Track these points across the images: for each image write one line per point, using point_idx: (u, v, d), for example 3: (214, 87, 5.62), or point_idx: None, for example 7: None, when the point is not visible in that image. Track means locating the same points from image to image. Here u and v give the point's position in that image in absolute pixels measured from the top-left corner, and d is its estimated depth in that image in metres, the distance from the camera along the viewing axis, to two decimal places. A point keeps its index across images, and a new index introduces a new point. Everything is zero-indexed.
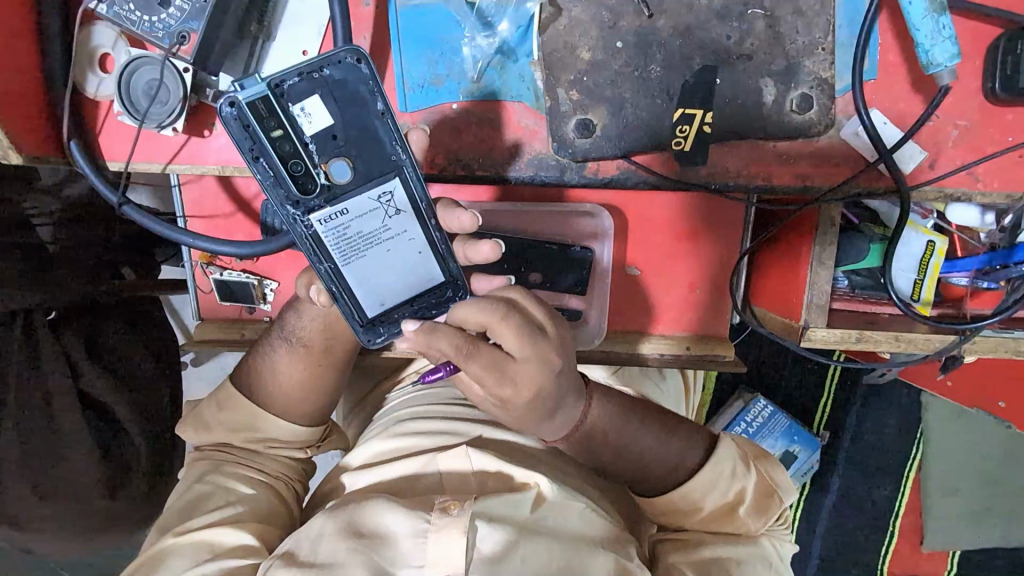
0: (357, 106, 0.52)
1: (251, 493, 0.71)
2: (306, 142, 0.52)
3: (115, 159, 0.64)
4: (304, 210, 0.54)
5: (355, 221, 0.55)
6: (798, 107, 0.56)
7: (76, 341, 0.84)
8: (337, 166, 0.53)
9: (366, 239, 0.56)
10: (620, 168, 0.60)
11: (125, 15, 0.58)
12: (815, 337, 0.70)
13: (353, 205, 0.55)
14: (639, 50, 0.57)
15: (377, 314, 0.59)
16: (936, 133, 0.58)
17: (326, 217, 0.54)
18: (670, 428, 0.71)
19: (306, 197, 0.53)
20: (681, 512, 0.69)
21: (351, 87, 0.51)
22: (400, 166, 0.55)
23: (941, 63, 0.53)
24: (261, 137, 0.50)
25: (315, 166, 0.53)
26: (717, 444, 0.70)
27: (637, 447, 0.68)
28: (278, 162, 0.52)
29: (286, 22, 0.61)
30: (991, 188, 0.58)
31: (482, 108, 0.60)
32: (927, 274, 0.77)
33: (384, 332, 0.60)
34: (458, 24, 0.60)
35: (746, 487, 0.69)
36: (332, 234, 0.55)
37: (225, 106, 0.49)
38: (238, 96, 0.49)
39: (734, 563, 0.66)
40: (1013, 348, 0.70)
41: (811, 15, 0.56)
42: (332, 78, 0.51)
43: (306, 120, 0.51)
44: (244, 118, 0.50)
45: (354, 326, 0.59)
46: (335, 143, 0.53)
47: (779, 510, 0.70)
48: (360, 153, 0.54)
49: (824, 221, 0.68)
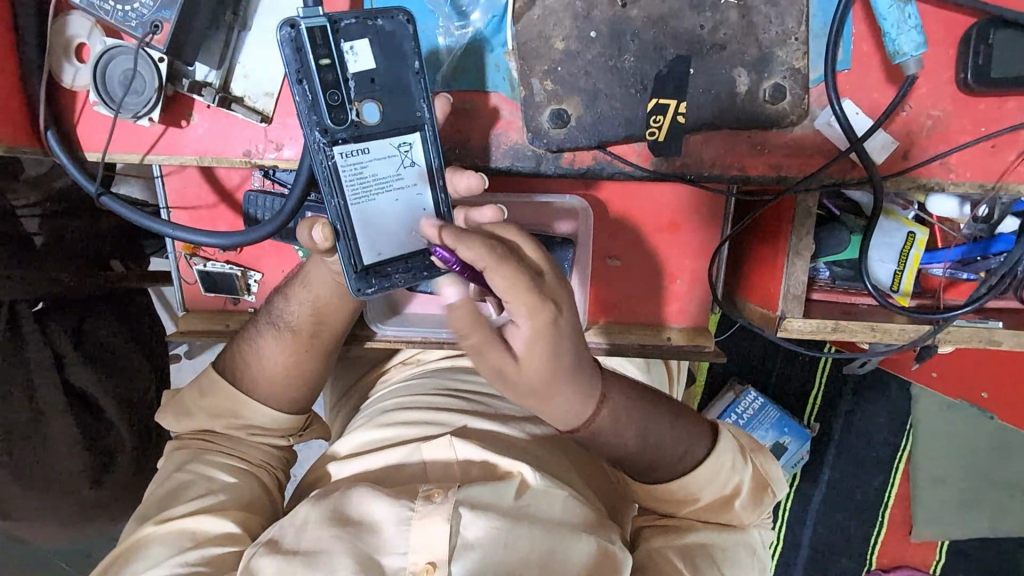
0: (398, 56, 0.54)
1: (232, 482, 0.71)
2: (348, 78, 0.53)
3: (92, 150, 0.64)
4: (330, 139, 0.54)
5: (374, 162, 0.56)
6: (771, 97, 0.57)
7: (63, 332, 0.84)
8: (369, 107, 0.54)
9: (378, 184, 0.56)
10: (595, 158, 0.60)
11: (100, 5, 0.59)
12: (791, 327, 0.70)
13: (375, 148, 0.55)
14: (613, 40, 0.57)
15: (372, 262, 0.57)
16: (910, 123, 0.58)
17: (348, 151, 0.55)
18: (680, 416, 0.71)
19: (336, 128, 0.54)
20: (679, 500, 0.69)
21: (397, 39, 0.54)
22: (423, 123, 0.56)
23: (907, 51, 0.55)
24: (309, 61, 0.52)
25: (349, 101, 0.54)
26: (720, 436, 0.71)
27: (651, 433, 0.67)
28: (318, 88, 0.53)
29: (262, 11, 0.62)
30: (963, 178, 0.58)
31: (458, 97, 0.60)
32: (906, 266, 0.78)
33: (375, 283, 0.58)
34: (432, 13, 0.59)
35: (743, 480, 0.70)
36: (350, 169, 0.55)
37: (285, 26, 0.51)
38: (298, 21, 0.51)
39: (719, 550, 0.68)
40: (988, 338, 0.70)
41: (784, 5, 0.56)
42: (384, 28, 0.53)
43: (352, 58, 0.53)
44: (298, 41, 0.51)
45: (348, 271, 0.57)
46: (370, 86, 0.54)
47: (772, 504, 0.72)
48: (392, 101, 0.55)
49: (800, 211, 0.68)
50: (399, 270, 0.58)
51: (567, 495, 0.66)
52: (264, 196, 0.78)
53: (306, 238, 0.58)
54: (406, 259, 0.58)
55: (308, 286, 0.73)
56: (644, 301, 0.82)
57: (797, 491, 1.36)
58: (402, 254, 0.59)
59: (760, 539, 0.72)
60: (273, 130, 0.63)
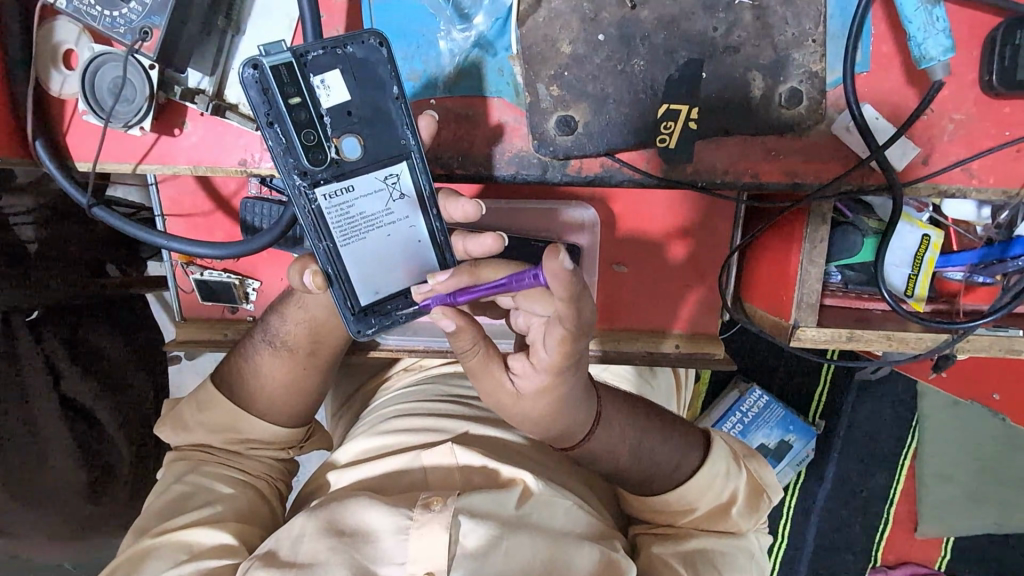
0: (374, 85, 0.51)
1: (231, 493, 0.70)
2: (322, 114, 0.51)
3: (83, 160, 0.62)
4: (311, 182, 0.52)
5: (359, 200, 0.53)
6: (786, 101, 0.54)
7: (57, 343, 0.82)
8: (349, 142, 0.52)
9: (367, 221, 0.54)
10: (603, 166, 0.58)
11: (85, 10, 0.56)
12: (804, 337, 0.68)
13: (360, 183, 0.53)
14: (622, 43, 0.54)
15: (370, 302, 0.56)
16: (930, 127, 0.55)
17: (330, 191, 0.52)
18: (671, 428, 0.72)
19: (315, 169, 0.52)
20: (677, 510, 0.69)
21: (371, 67, 0.51)
22: (409, 150, 0.53)
23: (934, 57, 0.52)
24: (279, 102, 0.49)
25: (327, 139, 0.51)
26: (712, 444, 0.71)
27: (644, 447, 0.68)
28: (292, 129, 0.50)
29: (256, 15, 0.59)
30: (986, 183, 0.56)
31: (461, 103, 0.58)
32: (921, 270, 0.76)
33: (375, 322, 0.56)
34: (434, 17, 0.57)
35: (738, 487, 0.70)
36: (337, 211, 0.53)
37: (247, 67, 0.48)
38: (261, 59, 0.48)
39: (720, 556, 0.68)
40: (1006, 346, 0.68)
41: (800, 5, 0.54)
42: (354, 56, 0.51)
43: (324, 92, 0.50)
44: (264, 82, 0.49)
45: (344, 315, 0.55)
46: (348, 120, 0.52)
47: (769, 509, 0.71)
48: (373, 133, 0.52)
49: (814, 217, 0.66)
50: (399, 305, 0.57)
51: (571, 504, 0.65)
52: (261, 203, 0.75)
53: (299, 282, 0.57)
54: (405, 295, 0.57)
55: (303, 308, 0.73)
56: (651, 309, 0.80)
57: (802, 490, 1.35)
58: (401, 290, 0.57)
59: (760, 545, 0.72)
60: None
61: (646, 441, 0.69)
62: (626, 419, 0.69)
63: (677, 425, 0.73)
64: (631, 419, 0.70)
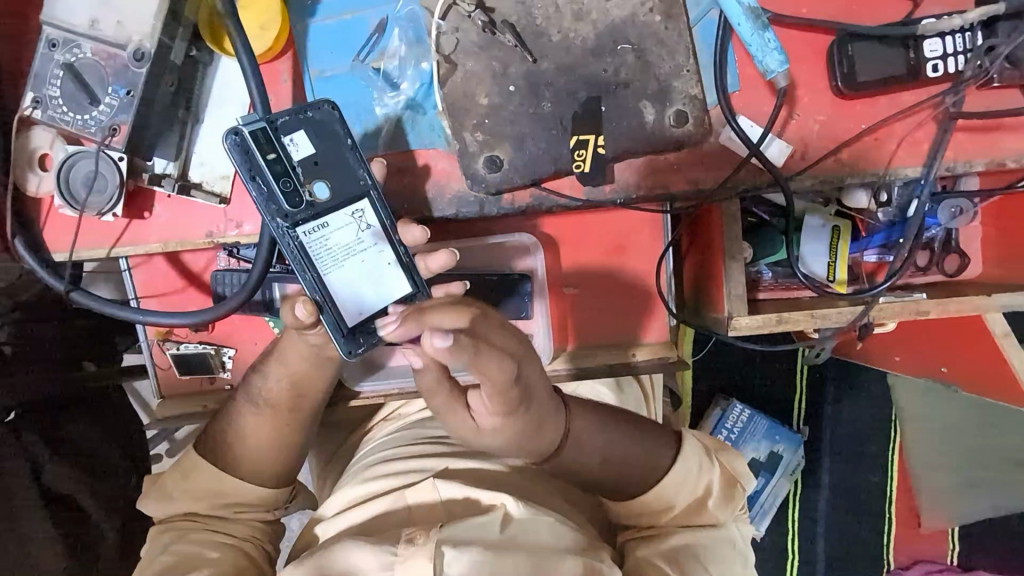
0: (334, 139, 0.60)
1: (218, 556, 0.70)
2: (294, 166, 0.59)
3: (58, 250, 0.68)
4: (292, 222, 0.59)
5: (334, 233, 0.60)
6: (675, 121, 0.63)
7: (38, 438, 0.83)
8: (319, 185, 0.59)
9: (344, 251, 0.60)
10: (533, 195, 0.67)
11: (60, 116, 0.62)
12: (740, 325, 0.75)
13: (333, 220, 0.60)
14: (530, 91, 0.64)
15: (356, 322, 0.61)
16: (801, 129, 0.66)
17: (310, 229, 0.60)
18: (644, 431, 0.75)
19: (295, 211, 0.59)
20: (656, 511, 0.72)
21: (329, 127, 0.60)
22: (368, 189, 0.61)
23: (774, 68, 0.63)
24: (258, 160, 0.58)
25: (301, 184, 0.59)
26: (683, 442, 0.75)
27: (618, 453, 0.72)
28: (271, 180, 0.58)
29: (212, 103, 0.68)
30: (858, 168, 0.65)
31: (401, 157, 0.67)
32: (838, 255, 0.84)
33: (364, 341, 0.61)
34: (367, 87, 0.67)
35: (713, 480, 0.74)
36: (317, 245, 0.60)
37: (230, 135, 0.57)
38: (242, 127, 0.57)
39: (702, 550, 0.71)
40: (915, 310, 0.75)
41: (671, 43, 0.64)
42: (315, 119, 0.59)
43: (294, 148, 0.59)
44: (245, 145, 0.57)
45: (335, 337, 0.60)
46: (316, 168, 0.60)
47: (744, 499, 0.75)
48: (338, 177, 0.60)
49: (726, 218, 0.75)
50: (383, 323, 0.62)
51: (554, 521, 0.67)
52: (230, 273, 0.80)
53: (291, 318, 0.62)
54: (389, 313, 0.62)
55: (282, 362, 0.74)
56: (607, 322, 0.85)
57: (802, 499, 1.36)
58: (382, 311, 0.62)
59: (741, 534, 0.75)
60: (232, 209, 0.68)
61: (615, 446, 0.72)
62: (598, 423, 0.73)
63: (650, 430, 0.76)
64: (606, 424, 0.74)
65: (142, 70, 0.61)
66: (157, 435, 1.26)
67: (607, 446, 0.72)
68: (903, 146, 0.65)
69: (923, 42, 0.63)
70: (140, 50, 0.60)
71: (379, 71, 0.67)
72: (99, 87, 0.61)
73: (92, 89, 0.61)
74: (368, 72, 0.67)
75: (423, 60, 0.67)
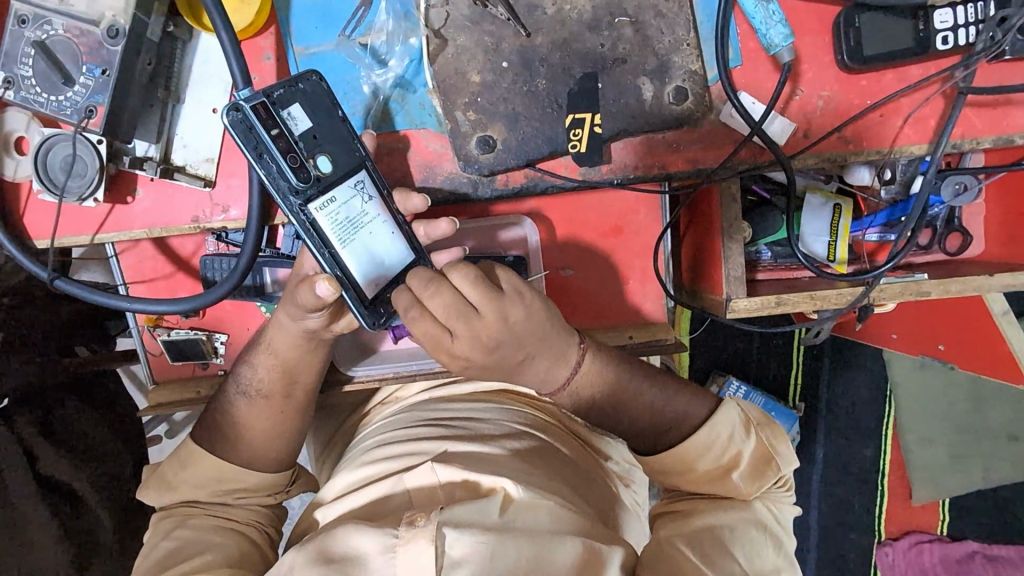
0: (327, 111, 0.58)
1: (220, 541, 0.70)
2: (297, 141, 0.56)
3: (40, 238, 0.67)
4: (303, 200, 0.57)
5: (344, 208, 0.59)
6: (674, 99, 0.61)
7: (30, 425, 0.83)
8: (323, 160, 0.57)
9: (352, 225, 0.59)
10: (527, 176, 0.66)
11: (33, 98, 0.59)
12: (738, 308, 0.74)
13: (340, 194, 0.58)
14: (524, 67, 0.61)
15: (375, 294, 0.61)
16: (804, 105, 0.64)
17: (322, 205, 0.58)
18: (674, 389, 0.73)
19: (304, 187, 0.56)
20: (676, 473, 0.70)
21: (320, 99, 0.57)
22: (364, 160, 0.60)
23: (779, 43, 0.62)
24: (263, 137, 0.54)
25: (305, 159, 0.56)
26: (719, 408, 0.72)
27: (637, 402, 0.70)
28: (278, 156, 0.55)
29: (194, 84, 0.66)
30: (861, 147, 0.63)
31: (391, 138, 0.66)
32: (839, 235, 0.82)
33: (385, 312, 0.61)
34: (354, 65, 0.65)
35: (741, 452, 0.69)
36: (329, 221, 0.58)
37: (229, 111, 0.53)
38: (242, 102, 0.53)
39: (728, 532, 0.65)
40: (916, 291, 0.74)
41: (671, 16, 0.61)
42: (306, 91, 0.56)
43: (293, 122, 0.56)
44: (248, 121, 0.54)
45: (358, 312, 0.60)
46: (315, 143, 0.57)
47: (777, 479, 0.69)
48: (338, 150, 0.58)
49: (726, 198, 0.73)
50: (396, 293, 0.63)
51: (554, 504, 0.65)
52: (218, 258, 0.78)
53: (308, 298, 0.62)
54: (396, 282, 0.62)
55: (274, 352, 0.73)
56: (601, 307, 0.83)
57: (796, 474, 1.38)
58: (391, 281, 0.62)
59: (775, 517, 0.69)
60: (217, 193, 0.66)
61: (640, 399, 0.70)
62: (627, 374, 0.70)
63: (684, 391, 0.74)
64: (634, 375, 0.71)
65: (117, 48, 0.58)
66: (155, 419, 1.26)
67: (626, 397, 0.70)
68: (909, 123, 0.63)
69: (932, 13, 0.60)
70: (113, 27, 0.57)
71: (365, 48, 0.64)
72: (73, 67, 0.59)
73: (66, 69, 0.58)
74: (354, 49, 0.64)
75: (411, 35, 0.65)
